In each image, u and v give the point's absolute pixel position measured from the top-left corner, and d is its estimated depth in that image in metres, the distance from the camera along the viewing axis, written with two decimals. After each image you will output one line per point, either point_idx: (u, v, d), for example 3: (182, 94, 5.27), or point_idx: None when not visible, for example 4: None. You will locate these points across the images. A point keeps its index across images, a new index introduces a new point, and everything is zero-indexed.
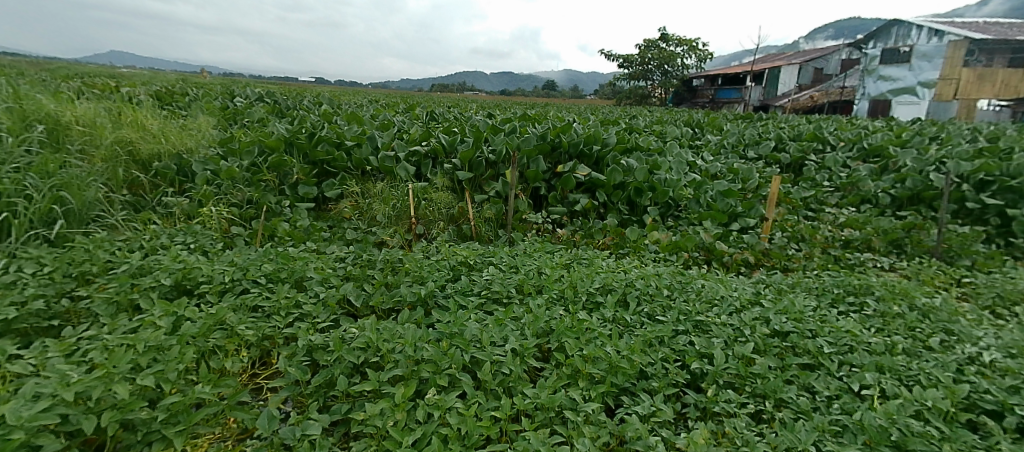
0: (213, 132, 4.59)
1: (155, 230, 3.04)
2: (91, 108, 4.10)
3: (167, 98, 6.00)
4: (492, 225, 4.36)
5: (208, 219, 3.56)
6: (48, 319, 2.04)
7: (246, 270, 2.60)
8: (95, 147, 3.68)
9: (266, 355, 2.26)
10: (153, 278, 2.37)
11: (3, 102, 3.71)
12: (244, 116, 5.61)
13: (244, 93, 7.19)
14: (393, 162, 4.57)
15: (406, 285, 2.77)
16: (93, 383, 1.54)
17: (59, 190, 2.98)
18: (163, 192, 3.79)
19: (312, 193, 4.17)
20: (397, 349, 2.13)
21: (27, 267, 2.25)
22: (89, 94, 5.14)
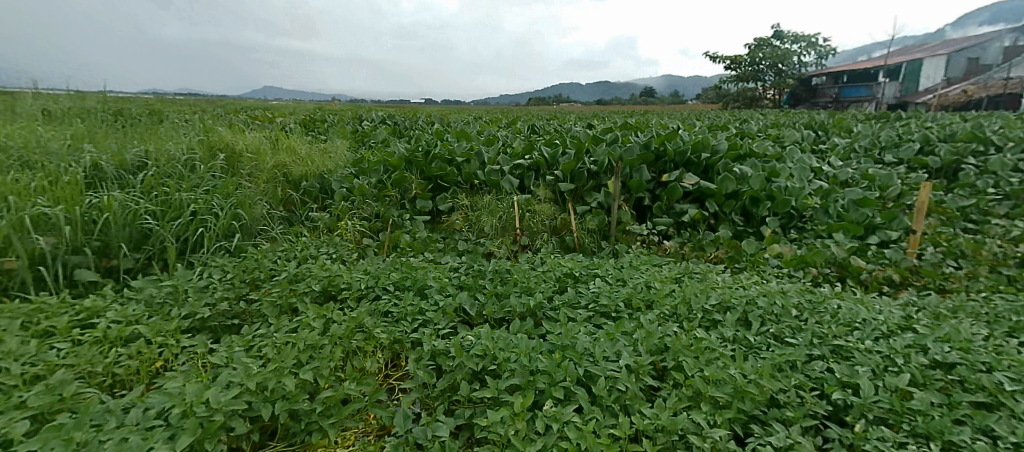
0: (346, 154, 5.12)
1: (305, 242, 3.46)
2: (256, 138, 4.80)
3: (309, 125, 6.83)
4: (595, 236, 4.31)
5: (346, 231, 3.97)
6: (230, 319, 2.42)
7: (377, 278, 2.84)
8: (261, 171, 4.28)
9: (396, 358, 2.42)
10: (306, 284, 2.70)
11: (196, 136, 4.49)
12: (369, 138, 6.18)
13: (370, 117, 7.94)
14: (498, 176, 4.74)
15: (515, 295, 2.83)
16: (268, 375, 1.79)
17: (237, 208, 3.52)
18: (310, 207, 4.31)
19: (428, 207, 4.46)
20: (512, 358, 2.16)
21: (216, 274, 2.71)
22: (251, 124, 6.02)
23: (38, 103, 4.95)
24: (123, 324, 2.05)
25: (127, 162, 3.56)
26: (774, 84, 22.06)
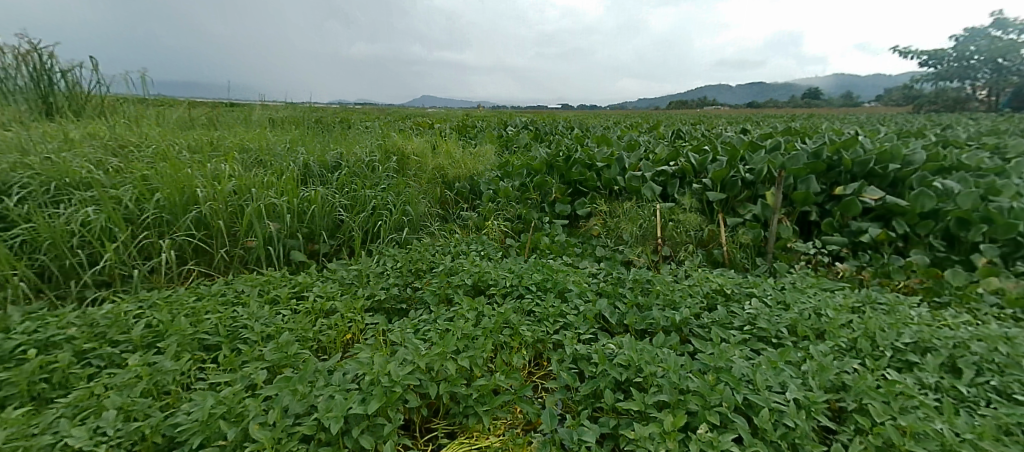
0: (494, 158, 5.41)
1: (457, 239, 3.73)
2: (422, 143, 5.35)
3: (462, 130, 7.37)
4: (749, 252, 3.95)
5: (491, 231, 4.17)
6: (399, 303, 2.72)
7: (521, 278, 2.91)
8: (423, 172, 4.75)
9: (539, 357, 2.48)
10: (460, 277, 2.90)
11: (376, 140, 5.16)
12: (514, 143, 6.46)
13: (514, 123, 8.30)
14: (639, 182, 4.55)
15: (657, 308, 2.66)
16: (434, 358, 1.96)
17: (405, 205, 3.98)
18: (461, 207, 4.63)
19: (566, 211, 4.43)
20: (659, 373, 2.05)
21: (388, 262, 3.07)
22: (414, 130, 6.70)
23: (262, 112, 6.10)
24: (324, 299, 2.45)
25: (328, 162, 4.20)
26: (988, 83, 18.27)
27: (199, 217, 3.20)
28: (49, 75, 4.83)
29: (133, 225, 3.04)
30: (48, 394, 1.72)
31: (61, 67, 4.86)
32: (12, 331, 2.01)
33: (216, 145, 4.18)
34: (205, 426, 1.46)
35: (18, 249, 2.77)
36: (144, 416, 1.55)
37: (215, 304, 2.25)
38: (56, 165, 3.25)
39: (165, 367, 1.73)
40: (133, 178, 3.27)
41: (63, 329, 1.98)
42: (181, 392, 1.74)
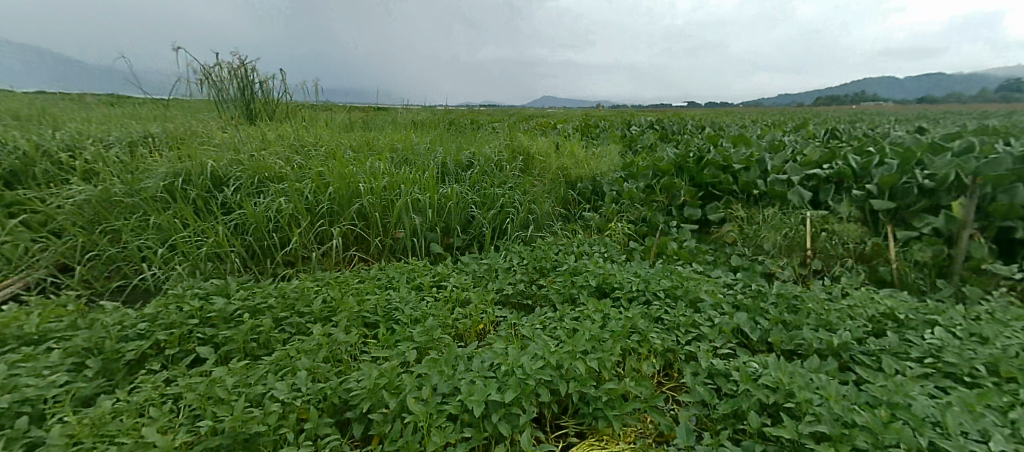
0: (617, 159, 5.29)
1: (580, 239, 3.72)
2: (546, 143, 5.43)
3: (584, 130, 7.32)
4: (927, 272, 3.38)
5: (614, 232, 4.07)
6: (524, 299, 2.80)
7: (648, 283, 2.77)
8: (547, 172, 4.84)
9: (668, 367, 2.31)
10: (584, 278, 2.87)
11: (504, 140, 5.36)
12: (638, 143, 6.26)
13: (639, 122, 8.05)
14: (784, 187, 4.12)
15: (808, 328, 2.39)
16: (563, 356, 1.97)
17: (531, 204, 4.08)
18: (583, 207, 4.59)
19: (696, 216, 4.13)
20: (816, 401, 1.85)
21: (514, 258, 3.16)
22: (538, 130, 6.81)
23: (404, 115, 6.68)
24: (459, 289, 2.62)
25: (462, 161, 4.47)
26: None
27: (360, 209, 3.63)
28: (251, 85, 5.79)
29: (311, 214, 3.56)
30: (255, 351, 2.11)
31: (259, 79, 5.80)
32: (230, 296, 2.49)
33: (371, 144, 4.69)
34: (371, 393, 1.66)
35: (232, 229, 3.42)
36: (324, 379, 1.79)
37: (372, 287, 2.56)
38: (258, 162, 3.91)
39: (340, 338, 2.02)
40: (311, 174, 3.80)
41: (264, 298, 2.40)
42: (350, 361, 1.99)
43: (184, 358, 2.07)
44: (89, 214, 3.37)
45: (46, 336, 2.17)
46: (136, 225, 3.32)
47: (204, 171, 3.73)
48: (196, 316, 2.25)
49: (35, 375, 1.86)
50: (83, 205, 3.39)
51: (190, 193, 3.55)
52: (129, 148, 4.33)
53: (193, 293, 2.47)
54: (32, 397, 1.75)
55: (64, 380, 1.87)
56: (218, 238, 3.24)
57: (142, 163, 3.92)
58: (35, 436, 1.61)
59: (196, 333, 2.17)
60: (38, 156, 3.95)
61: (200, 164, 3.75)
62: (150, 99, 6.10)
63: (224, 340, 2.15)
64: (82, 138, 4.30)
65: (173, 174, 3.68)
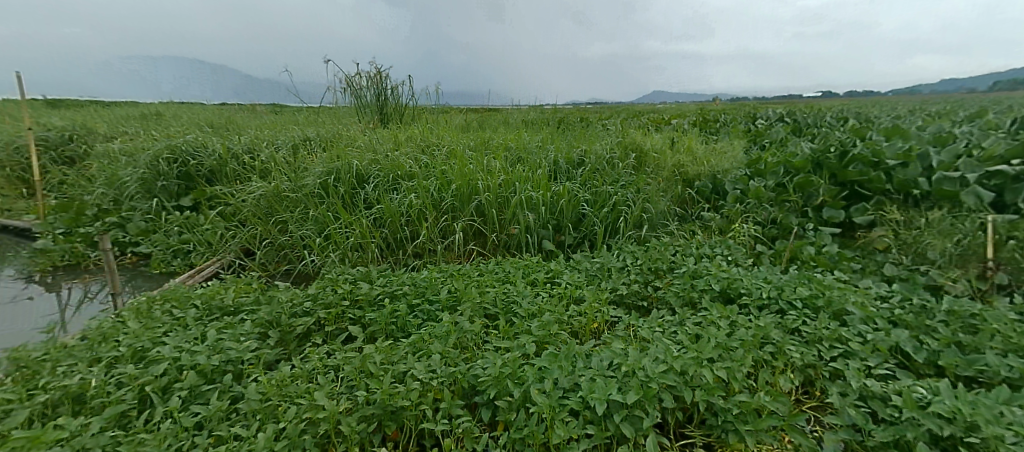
0: (741, 154, 4.87)
1: (700, 241, 3.52)
2: (661, 139, 5.20)
3: (702, 125, 6.88)
4: None
5: (739, 234, 3.76)
6: (640, 300, 2.71)
7: (782, 290, 2.52)
8: (662, 170, 4.63)
9: (809, 384, 2.09)
10: (705, 281, 2.68)
11: (616, 137, 5.22)
12: (766, 138, 5.74)
13: (766, 115, 7.37)
14: (955, 186, 3.51)
15: (992, 352, 2.02)
16: (689, 362, 1.87)
17: (646, 202, 3.95)
18: (701, 207, 4.33)
19: (837, 218, 3.66)
20: (1008, 438, 1.57)
21: (629, 258, 3.07)
22: (652, 126, 6.56)
23: (517, 115, 6.84)
24: (573, 286, 2.62)
25: (574, 159, 4.44)
26: None
27: (479, 205, 3.80)
28: (384, 91, 6.31)
29: (437, 210, 3.80)
30: (394, 333, 2.34)
31: (391, 85, 6.30)
32: (373, 282, 2.81)
33: (486, 144, 4.86)
34: (497, 381, 1.74)
35: (373, 222, 3.81)
36: (455, 364, 1.92)
37: (493, 281, 2.68)
38: (392, 161, 4.27)
39: (465, 327, 2.15)
40: (435, 172, 4.04)
41: (400, 286, 2.66)
42: (476, 349, 2.10)
43: (340, 335, 2.37)
44: (265, 207, 4.14)
45: (238, 309, 2.64)
46: (298, 217, 3.96)
47: (351, 170, 4.18)
48: (346, 298, 2.58)
49: (236, 339, 2.24)
50: (261, 199, 4.17)
51: (339, 189, 4.05)
52: (293, 150, 4.99)
53: (344, 278, 2.83)
54: (233, 358, 2.10)
55: (255, 347, 2.22)
56: (361, 230, 3.66)
57: (302, 163, 4.54)
58: (237, 391, 1.94)
59: (348, 313, 2.49)
60: (229, 158, 4.82)
61: (347, 164, 4.20)
62: (305, 107, 6.98)
63: (370, 321, 2.43)
64: (258, 141, 5.08)
65: (327, 172, 4.19)
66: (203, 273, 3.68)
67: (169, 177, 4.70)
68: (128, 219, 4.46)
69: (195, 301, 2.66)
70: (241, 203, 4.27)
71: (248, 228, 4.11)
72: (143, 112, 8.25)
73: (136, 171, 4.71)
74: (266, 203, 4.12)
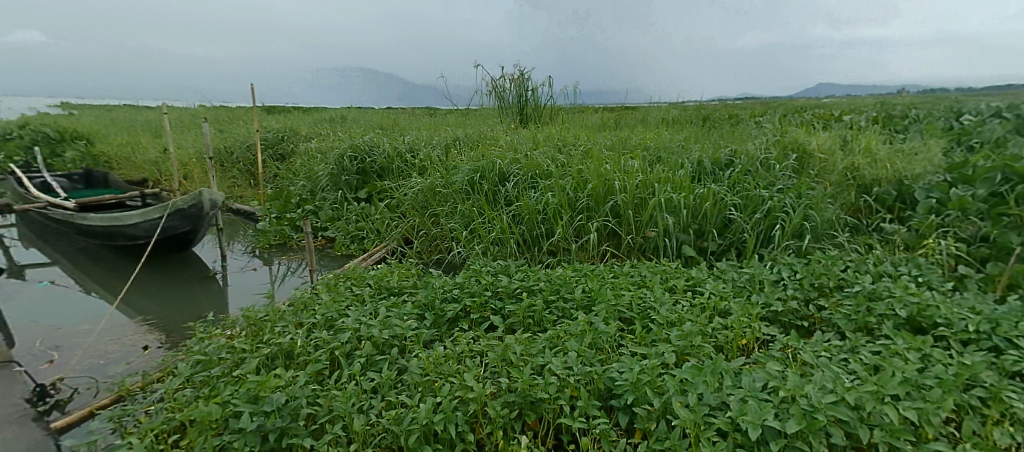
0: (940, 156, 4.05)
1: (879, 256, 3.01)
2: (830, 138, 4.55)
3: (886, 121, 5.87)
4: None
5: (933, 252, 3.13)
6: (799, 319, 2.41)
7: (997, 324, 2.05)
8: (830, 172, 4.05)
9: None
10: (887, 305, 2.28)
11: (773, 135, 4.69)
12: (976, 136, 4.70)
13: (977, 108, 6.01)
14: None
15: None
16: (865, 395, 1.62)
17: (808, 209, 3.49)
18: (882, 217, 3.70)
19: None
20: None
21: (786, 271, 2.75)
22: (819, 122, 5.78)
23: (659, 112, 6.55)
24: (718, 297, 2.43)
25: (721, 159, 4.09)
26: None
27: (615, 206, 3.72)
28: (525, 92, 6.51)
29: (573, 209, 3.81)
30: (532, 326, 2.41)
31: (532, 86, 6.46)
32: (512, 276, 2.94)
33: (624, 143, 4.72)
34: (635, 387, 1.69)
35: (512, 218, 3.96)
36: (591, 363, 1.92)
37: (629, 283, 2.61)
38: (533, 160, 4.37)
39: (601, 329, 2.13)
40: (572, 171, 4.06)
41: (537, 282, 2.75)
42: (613, 352, 2.08)
43: (483, 323, 2.51)
44: (421, 200, 4.61)
45: (401, 290, 2.98)
46: (447, 212, 4.33)
47: (494, 169, 4.37)
48: (489, 289, 2.75)
49: (400, 317, 2.54)
50: (418, 193, 4.66)
51: (483, 187, 4.29)
52: (445, 150, 5.41)
53: (486, 270, 3.00)
54: (398, 334, 2.36)
55: (414, 327, 2.45)
56: (502, 226, 3.83)
57: (452, 161, 4.91)
58: (402, 363, 2.18)
59: (490, 303, 2.64)
60: (394, 156, 5.43)
61: (491, 162, 4.41)
62: (456, 109, 7.52)
63: (509, 313, 2.54)
64: (417, 141, 5.62)
65: (474, 170, 4.46)
66: (373, 257, 4.21)
67: (350, 172, 5.45)
68: (319, 208, 5.35)
69: (368, 280, 3.10)
70: (404, 195, 4.78)
71: (408, 219, 4.63)
72: (331, 117, 9.66)
73: (327, 167, 5.56)
74: (423, 197, 4.58)
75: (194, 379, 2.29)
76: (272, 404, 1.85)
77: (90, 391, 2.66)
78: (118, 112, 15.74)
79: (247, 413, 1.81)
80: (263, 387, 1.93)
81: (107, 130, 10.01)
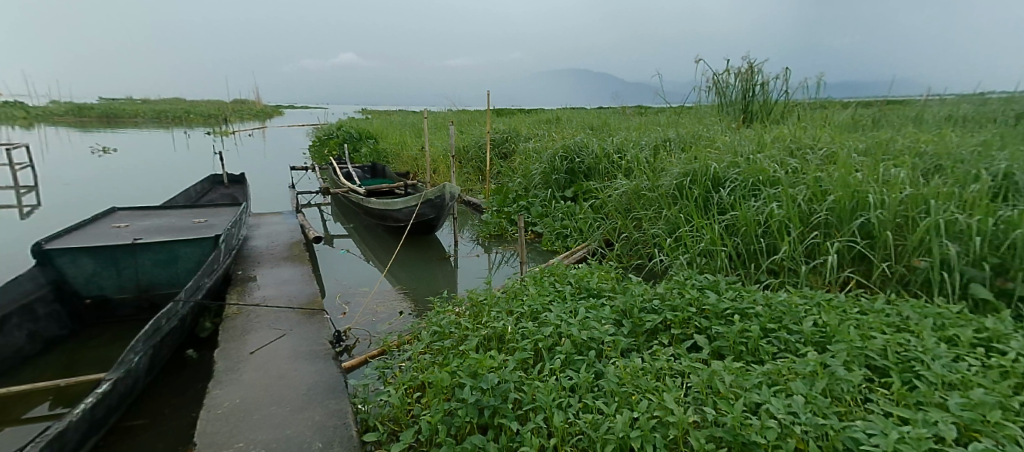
0: None
1: None
2: None
3: None
4: None
5: None
6: None
7: None
8: None
9: None
10: None
11: None
12: None
13: None
14: None
15: None
16: None
17: None
18: None
19: None
20: None
21: None
22: None
23: (941, 106, 5.13)
24: None
25: None
26: None
27: (865, 224, 3.05)
28: (753, 88, 5.82)
29: (804, 224, 3.25)
30: (743, 355, 2.14)
31: (761, 80, 5.74)
32: (722, 293, 2.66)
33: (886, 146, 3.83)
34: None
35: (725, 229, 3.61)
36: (823, 414, 1.61)
37: (883, 324, 2.10)
38: (756, 164, 3.87)
39: (839, 375, 1.77)
40: (807, 179, 3.48)
41: (752, 304, 2.43)
42: (856, 407, 1.70)
43: (685, 341, 2.33)
44: (625, 202, 4.55)
45: (600, 293, 2.96)
46: (652, 216, 4.18)
47: (708, 172, 4.01)
48: (694, 305, 2.54)
49: (598, 320, 2.52)
50: (623, 195, 4.60)
51: (694, 192, 3.97)
52: (655, 151, 5.21)
53: (693, 283, 2.78)
54: (596, 337, 2.35)
55: (612, 332, 2.41)
56: (712, 236, 3.50)
57: (662, 163, 4.71)
58: (599, 368, 2.17)
59: (694, 321, 2.43)
60: (602, 157, 5.45)
61: (705, 166, 4.06)
62: (671, 108, 7.18)
63: (717, 336, 2.30)
64: (627, 142, 5.54)
65: (685, 173, 4.18)
66: (575, 255, 4.31)
67: (560, 172, 5.68)
68: (531, 204, 5.71)
69: (570, 279, 3.17)
70: (609, 196, 4.75)
71: (611, 221, 4.62)
72: (547, 118, 10.23)
73: (540, 166, 5.89)
74: (628, 200, 4.50)
75: (432, 346, 2.70)
76: (488, 383, 2.03)
77: (366, 341, 3.38)
78: (389, 117, 19.51)
79: (469, 386, 2.04)
80: (481, 365, 2.14)
81: (381, 131, 12.52)
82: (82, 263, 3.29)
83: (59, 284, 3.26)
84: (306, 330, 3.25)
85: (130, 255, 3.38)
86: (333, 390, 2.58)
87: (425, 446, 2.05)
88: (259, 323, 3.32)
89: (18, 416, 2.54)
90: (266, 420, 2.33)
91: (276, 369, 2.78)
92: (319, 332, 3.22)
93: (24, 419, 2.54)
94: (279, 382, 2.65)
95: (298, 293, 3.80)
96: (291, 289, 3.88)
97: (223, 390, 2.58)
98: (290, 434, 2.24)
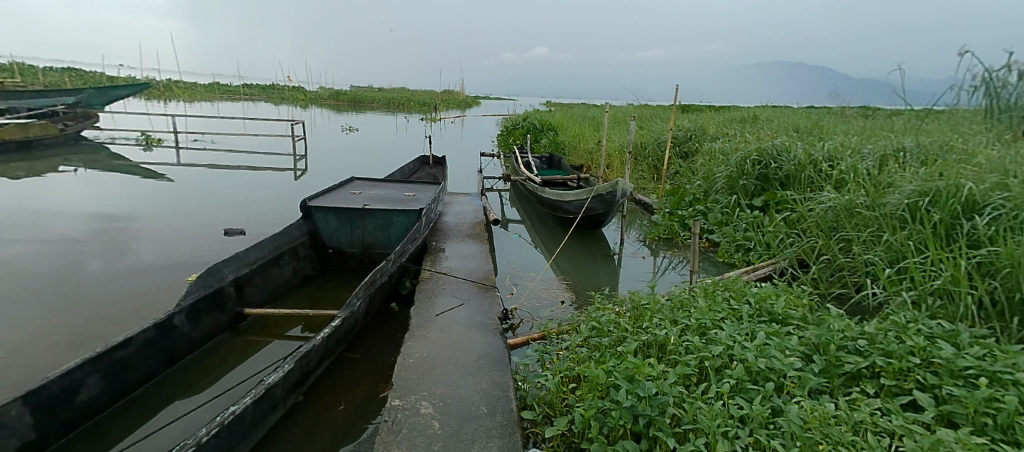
0: None
1: None
2: None
3: None
4: None
5: None
6: None
7: None
8: None
9: None
10: None
11: None
12: None
13: None
14: None
15: None
16: None
17: None
18: None
19: None
20: None
21: None
22: None
23: None
24: None
25: None
26: None
27: None
28: None
29: None
30: (987, 430, 1.69)
31: None
32: (961, 349, 2.12)
33: None
34: None
35: (975, 267, 2.86)
36: None
37: None
38: None
39: None
40: None
41: (1011, 369, 1.89)
42: None
43: (900, 397, 1.93)
44: (831, 219, 3.92)
45: (786, 320, 2.61)
46: (867, 239, 3.53)
47: (959, 193, 3.21)
48: (916, 356, 2.08)
49: (780, 350, 2.24)
50: (829, 211, 3.97)
51: (934, 216, 3.21)
52: (881, 163, 4.36)
53: (917, 329, 2.27)
54: (776, 369, 2.09)
55: (799, 367, 2.11)
56: (956, 273, 2.81)
57: (890, 177, 3.92)
58: (778, 404, 1.93)
59: (916, 374, 2.00)
60: (807, 165, 4.76)
61: (955, 185, 3.25)
62: (909, 110, 5.89)
63: (950, 399, 1.85)
64: (843, 148, 4.73)
65: (921, 192, 3.42)
66: (758, 272, 3.88)
67: (750, 178, 5.13)
68: (710, 210, 5.31)
69: (749, 297, 2.86)
70: (809, 211, 4.15)
71: (809, 238, 4.03)
72: (742, 117, 9.31)
73: (727, 169, 5.39)
74: (836, 217, 3.87)
75: (590, 341, 2.71)
76: (645, 391, 1.95)
77: (529, 323, 3.55)
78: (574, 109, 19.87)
79: (625, 389, 1.99)
80: (638, 370, 2.07)
81: (565, 123, 12.86)
82: (329, 220, 4.10)
83: (313, 235, 4.12)
84: (481, 303, 3.55)
85: (360, 218, 4.09)
86: (500, 363, 2.77)
87: (576, 438, 2.08)
88: (445, 290, 3.73)
89: (282, 332, 3.30)
90: (444, 377, 2.62)
91: (454, 333, 3.09)
92: (491, 307, 3.48)
93: (286, 336, 3.28)
94: (454, 346, 2.94)
95: (476, 269, 4.16)
96: (472, 264, 4.26)
97: (415, 342, 2.97)
98: (462, 394, 2.48)
